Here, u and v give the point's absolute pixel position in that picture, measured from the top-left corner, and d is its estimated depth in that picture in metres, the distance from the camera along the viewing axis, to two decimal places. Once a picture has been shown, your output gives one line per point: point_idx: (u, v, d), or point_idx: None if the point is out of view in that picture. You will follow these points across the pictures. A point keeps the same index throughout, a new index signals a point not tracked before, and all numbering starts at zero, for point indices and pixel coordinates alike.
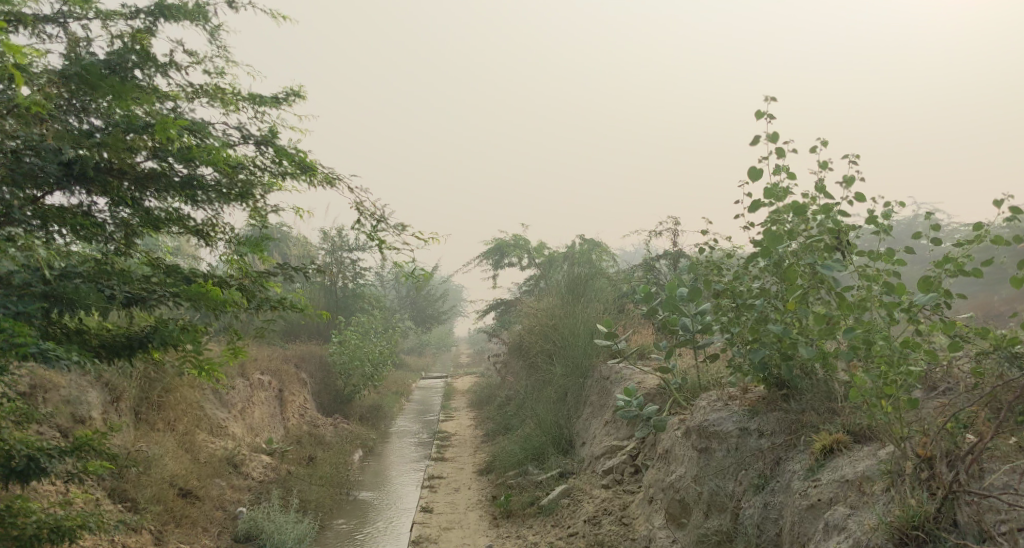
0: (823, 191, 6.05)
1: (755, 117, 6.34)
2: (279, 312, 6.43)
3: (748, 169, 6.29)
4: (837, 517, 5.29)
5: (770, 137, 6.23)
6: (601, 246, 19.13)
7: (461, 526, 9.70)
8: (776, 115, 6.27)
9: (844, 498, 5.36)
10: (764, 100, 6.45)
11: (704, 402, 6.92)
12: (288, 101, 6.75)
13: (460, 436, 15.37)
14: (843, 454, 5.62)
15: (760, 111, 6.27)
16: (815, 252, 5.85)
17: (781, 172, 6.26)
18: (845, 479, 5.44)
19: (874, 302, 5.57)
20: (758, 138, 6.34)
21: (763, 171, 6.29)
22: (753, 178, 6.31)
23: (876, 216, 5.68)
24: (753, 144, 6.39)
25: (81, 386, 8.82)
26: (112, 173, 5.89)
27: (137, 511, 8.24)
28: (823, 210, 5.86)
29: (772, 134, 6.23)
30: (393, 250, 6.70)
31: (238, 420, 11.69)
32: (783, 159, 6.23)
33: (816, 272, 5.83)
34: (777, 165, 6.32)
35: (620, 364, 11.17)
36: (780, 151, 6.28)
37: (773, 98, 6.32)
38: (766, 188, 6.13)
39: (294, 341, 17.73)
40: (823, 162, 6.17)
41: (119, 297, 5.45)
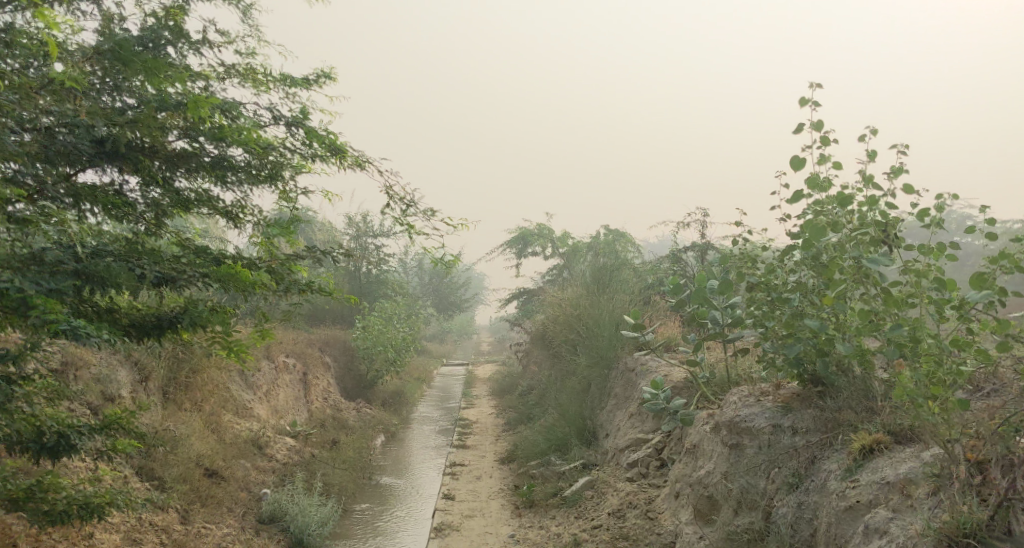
0: (869, 182, 5.92)
1: (799, 105, 6.24)
2: (306, 296, 6.39)
3: (790, 158, 6.18)
4: (878, 520, 5.19)
5: (814, 126, 6.13)
6: (627, 237, 19.00)
7: (484, 514, 9.66)
8: (821, 103, 6.17)
9: (885, 501, 5.26)
10: (809, 88, 6.31)
11: (735, 398, 6.84)
12: (319, 82, 6.67)
13: (482, 424, 15.35)
14: (883, 454, 5.52)
15: (805, 98, 6.15)
16: (860, 245, 5.71)
17: (825, 161, 6.14)
18: (885, 480, 5.33)
19: (923, 298, 5.44)
20: (802, 126, 6.24)
21: (805, 160, 6.18)
22: (796, 167, 6.20)
23: (927, 208, 5.53)
24: (796, 133, 6.28)
25: (110, 364, 8.86)
26: (144, 151, 5.85)
27: (163, 489, 8.26)
28: (869, 201, 5.74)
29: (816, 122, 6.10)
30: (422, 235, 6.62)
31: (263, 402, 11.73)
32: (827, 148, 6.12)
33: (860, 266, 5.71)
34: (821, 154, 6.21)
35: (646, 356, 11.06)
36: (824, 140, 6.16)
37: (818, 86, 6.21)
38: (809, 177, 6.01)
39: (318, 325, 17.78)
40: (870, 151, 6.05)
41: (149, 276, 5.39)
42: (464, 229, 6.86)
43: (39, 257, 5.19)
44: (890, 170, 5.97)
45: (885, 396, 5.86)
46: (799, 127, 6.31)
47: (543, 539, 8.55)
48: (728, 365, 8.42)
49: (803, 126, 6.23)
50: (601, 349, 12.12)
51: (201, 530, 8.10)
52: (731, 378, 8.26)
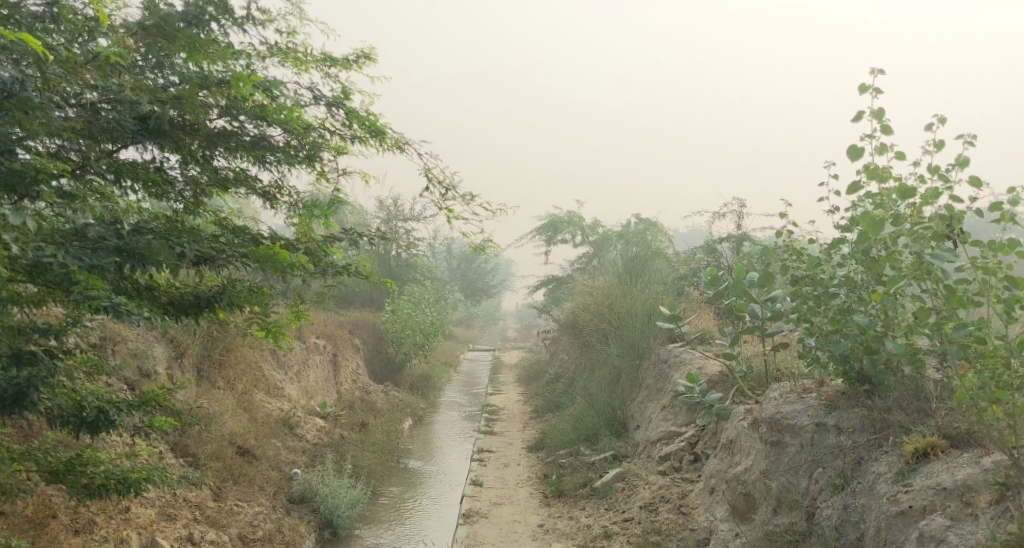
0: (934, 172, 5.73)
1: (859, 92, 6.08)
2: (342, 278, 6.32)
3: (847, 148, 6.05)
4: (934, 527, 5.11)
5: (874, 114, 5.97)
6: (658, 226, 18.82)
7: (512, 502, 9.59)
8: (882, 90, 5.99)
9: (942, 508, 5.18)
10: (870, 73, 6.13)
11: (775, 394, 6.81)
12: (359, 63, 6.53)
13: (509, 411, 15.29)
14: (938, 459, 5.43)
15: (865, 85, 5.98)
16: (923, 241, 5.53)
17: (885, 151, 5.99)
18: (942, 487, 5.25)
19: (990, 297, 5.26)
20: (862, 114, 6.08)
21: (864, 150, 6.04)
22: (854, 157, 6.06)
23: (1000, 202, 5.34)
24: (855, 121, 6.13)
25: (147, 340, 8.90)
26: (185, 130, 5.80)
27: (197, 466, 8.30)
28: (932, 193, 5.58)
29: (876, 110, 5.94)
30: (460, 220, 6.50)
31: (294, 382, 11.75)
32: (887, 138, 5.96)
33: (922, 262, 5.55)
34: (882, 143, 6.05)
35: (680, 347, 10.92)
36: (885, 129, 6.00)
37: (880, 73, 6.03)
38: (868, 167, 5.87)
39: (349, 307, 17.81)
40: (935, 140, 5.86)
41: (190, 255, 5.35)
42: (503, 215, 6.75)
43: (82, 233, 5.19)
44: (957, 159, 5.78)
45: (943, 399, 5.75)
46: (858, 114, 6.15)
47: (573, 530, 8.48)
48: (765, 360, 8.31)
49: (863, 114, 6.07)
50: (633, 339, 11.99)
51: (233, 508, 8.12)
52: (770, 374, 8.17)
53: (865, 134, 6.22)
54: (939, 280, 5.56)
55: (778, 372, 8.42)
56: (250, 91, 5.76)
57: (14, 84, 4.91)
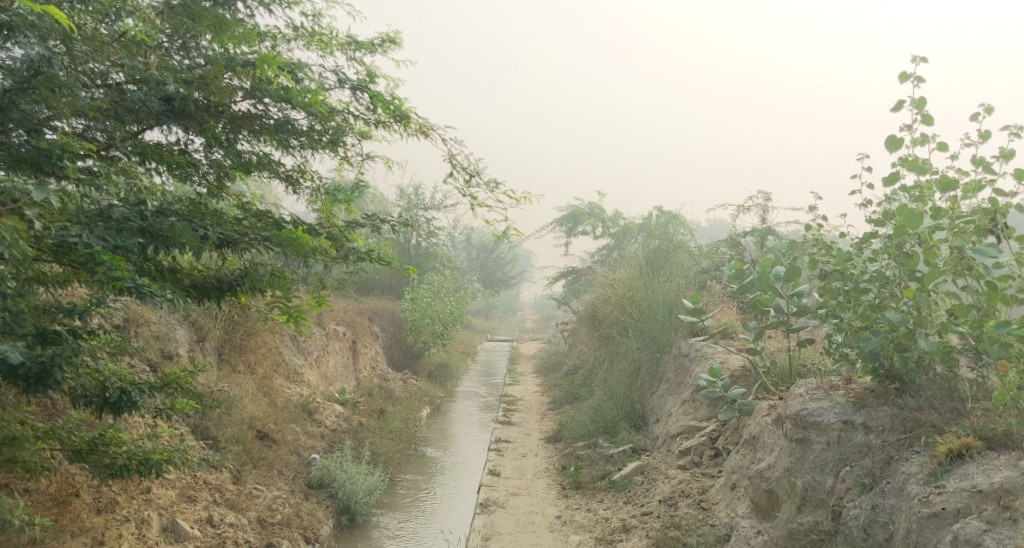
0: (978, 164, 5.64)
1: (900, 79, 5.96)
2: (364, 264, 6.24)
3: (886, 139, 5.96)
4: (970, 531, 5.04)
5: (915, 104, 5.86)
6: (680, 219, 18.70)
7: (530, 493, 9.53)
8: (924, 79, 5.88)
9: (978, 511, 5.11)
10: (911, 60, 6.01)
11: (801, 391, 6.75)
12: (383, 47, 6.44)
13: (527, 402, 15.23)
14: (973, 461, 5.35)
15: (906, 74, 5.87)
16: (964, 237, 5.49)
17: (926, 142, 5.89)
18: (978, 489, 5.17)
19: None
20: (902, 103, 5.97)
21: (904, 140, 5.94)
22: (893, 148, 5.97)
23: None
24: (895, 110, 6.02)
25: (169, 323, 8.90)
26: (210, 111, 5.75)
27: (218, 449, 8.30)
28: (976, 187, 5.50)
29: (917, 100, 5.83)
30: (484, 207, 6.42)
31: (314, 367, 11.75)
32: (929, 128, 5.85)
33: (963, 257, 5.48)
34: (923, 134, 5.94)
35: (701, 341, 10.80)
36: (926, 119, 5.89)
37: (922, 61, 5.91)
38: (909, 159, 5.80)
39: (368, 295, 17.78)
40: (980, 131, 5.76)
41: (212, 238, 5.29)
42: (528, 203, 6.66)
43: (105, 213, 5.14)
44: (1002, 151, 5.68)
45: (974, 398, 5.79)
46: (898, 103, 6.04)
47: (592, 522, 8.41)
48: (790, 355, 8.22)
49: (903, 103, 5.97)
50: (654, 332, 11.88)
51: (252, 491, 8.11)
52: (795, 370, 8.16)
53: (905, 124, 6.12)
54: (980, 277, 5.50)
55: (803, 367, 8.34)
56: (275, 72, 5.68)
57: (39, 61, 4.94)
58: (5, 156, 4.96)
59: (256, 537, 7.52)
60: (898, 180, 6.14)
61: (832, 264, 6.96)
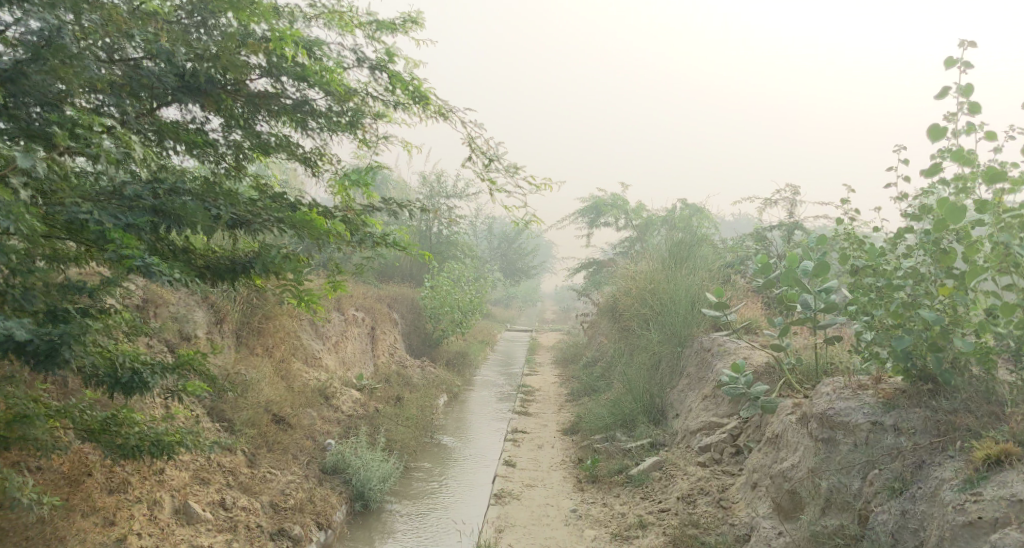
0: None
1: (946, 65, 5.74)
2: (380, 250, 6.10)
3: (929, 127, 5.75)
4: (1008, 541, 4.90)
5: (962, 91, 5.64)
6: (704, 212, 18.49)
7: (545, 485, 9.40)
8: (972, 65, 5.66)
9: (1016, 520, 4.96)
10: (959, 44, 5.79)
11: (828, 390, 6.72)
12: (405, 27, 6.30)
13: (544, 393, 15.10)
14: (1013, 468, 5.20)
15: (953, 60, 5.65)
16: (1010, 231, 5.47)
17: (971, 131, 5.68)
18: (1016, 498, 5.03)
19: None
20: (948, 90, 5.76)
21: (948, 129, 5.73)
22: (936, 138, 5.76)
23: None
24: (939, 97, 5.81)
25: (188, 305, 8.83)
26: (226, 90, 5.62)
27: (232, 432, 8.23)
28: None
29: (964, 88, 5.62)
30: (503, 193, 6.28)
31: (332, 352, 11.68)
32: (976, 117, 5.63)
33: (1008, 253, 5.45)
34: (969, 122, 5.72)
35: (724, 336, 10.62)
36: (972, 107, 5.66)
37: (970, 47, 5.69)
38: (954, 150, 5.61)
39: (388, 281, 17.69)
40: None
41: (224, 217, 5.16)
42: (548, 190, 6.50)
43: (118, 191, 5.05)
44: None
45: (1010, 402, 5.67)
46: (943, 90, 5.82)
47: (607, 517, 8.27)
48: (816, 353, 8.12)
49: (949, 90, 5.75)
50: (676, 325, 11.70)
51: (266, 475, 8.03)
52: (820, 368, 8.08)
53: (948, 111, 5.91)
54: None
55: (828, 366, 8.21)
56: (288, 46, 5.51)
57: (51, 31, 4.82)
58: (17, 130, 4.85)
59: (268, 522, 7.43)
60: (940, 171, 5.95)
61: (863, 260, 6.86)
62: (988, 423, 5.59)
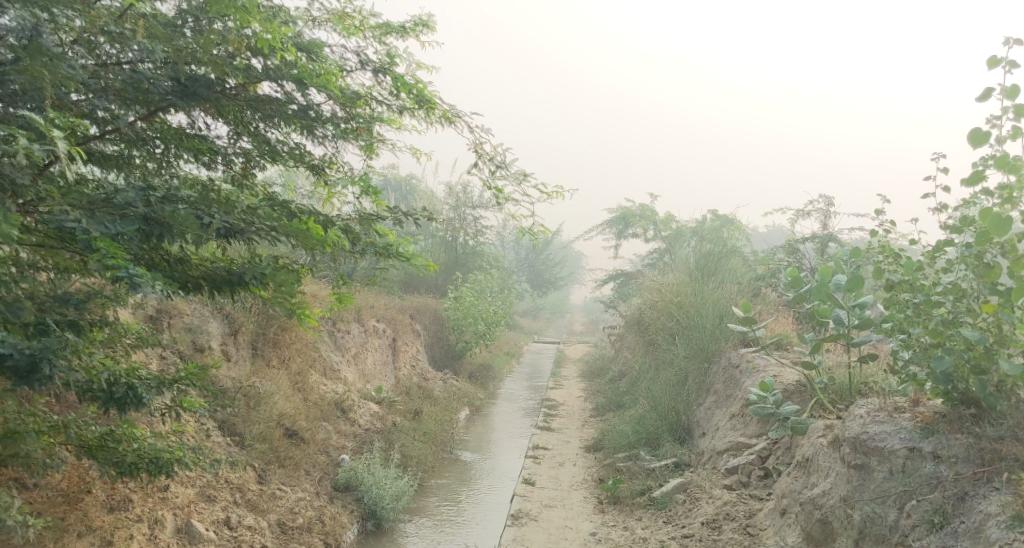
0: None
1: (989, 65, 5.36)
2: (386, 260, 5.82)
3: (971, 132, 5.37)
4: None
5: (1006, 92, 5.25)
6: (734, 224, 18.08)
7: (565, 505, 9.05)
8: (1017, 64, 5.27)
9: None
10: (1002, 42, 5.41)
11: (862, 412, 6.44)
12: (415, 30, 5.99)
13: (568, 407, 14.73)
14: None
15: (997, 59, 5.28)
16: None
17: (1017, 136, 5.29)
18: None
19: None
20: (991, 92, 5.37)
21: (991, 134, 5.34)
22: (978, 143, 5.38)
23: None
24: (982, 99, 5.43)
25: (203, 315, 8.56)
26: (225, 95, 5.31)
27: (243, 447, 7.93)
28: None
29: (1009, 89, 5.23)
30: (511, 201, 5.97)
31: (351, 364, 11.41)
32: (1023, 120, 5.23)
33: None
34: (1014, 126, 5.33)
35: (752, 352, 10.23)
36: (1018, 110, 5.27)
37: (1015, 45, 5.30)
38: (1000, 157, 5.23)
39: (411, 292, 17.39)
40: None
41: (215, 226, 4.90)
42: (559, 197, 6.19)
43: (110, 198, 4.78)
44: None
45: None
46: (986, 91, 5.44)
47: (628, 541, 7.91)
48: (849, 372, 7.82)
49: (991, 92, 5.37)
50: (702, 341, 11.30)
51: (276, 491, 7.71)
52: (853, 387, 7.79)
53: (993, 114, 5.52)
54: None
55: (862, 385, 7.86)
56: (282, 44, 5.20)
57: (29, 30, 4.52)
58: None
59: (274, 542, 7.13)
60: (983, 179, 5.56)
61: (900, 275, 6.53)
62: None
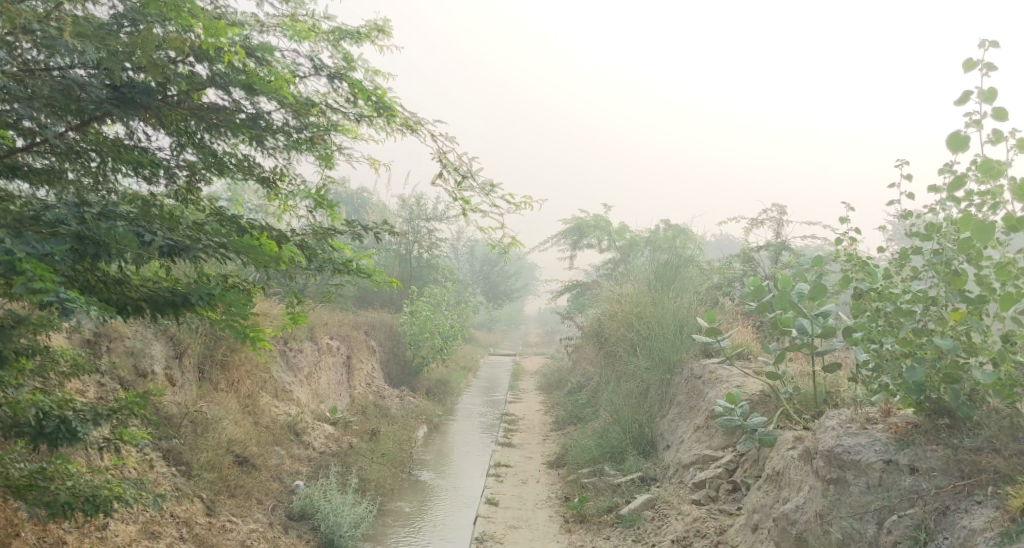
0: None
1: (966, 68, 5.24)
2: (345, 277, 5.50)
3: (951, 136, 5.22)
4: None
5: (985, 96, 5.12)
6: (689, 232, 18.00)
7: (530, 526, 8.77)
8: (994, 67, 5.15)
9: None
10: (979, 45, 5.28)
11: (833, 423, 6.28)
12: (370, 35, 5.70)
13: (529, 421, 14.46)
14: None
15: (974, 62, 5.15)
16: None
17: (998, 140, 5.15)
18: None
19: None
20: (969, 95, 5.24)
21: (970, 138, 5.20)
22: (958, 148, 5.24)
23: None
24: (960, 103, 5.29)
25: (145, 337, 8.12)
26: (166, 103, 4.97)
27: (190, 477, 7.50)
28: None
29: (988, 92, 5.11)
30: (479, 212, 5.69)
31: (304, 385, 11.02)
32: (1003, 124, 5.11)
33: None
34: (994, 130, 5.20)
35: (715, 362, 10.08)
36: (997, 114, 5.14)
37: (991, 47, 5.18)
38: (982, 160, 5.07)
39: (365, 308, 16.98)
40: None
41: (158, 243, 4.55)
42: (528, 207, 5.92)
43: (40, 215, 4.46)
44: None
45: None
46: (964, 95, 5.30)
47: None
48: (815, 381, 7.68)
49: (969, 95, 5.23)
50: (664, 351, 11.08)
51: (226, 524, 7.30)
52: (819, 396, 7.65)
53: (971, 118, 5.39)
54: None
55: (828, 395, 7.72)
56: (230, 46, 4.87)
57: None
58: None
59: None
60: (965, 184, 5.41)
61: (869, 282, 6.38)
62: (1018, 465, 5.18)
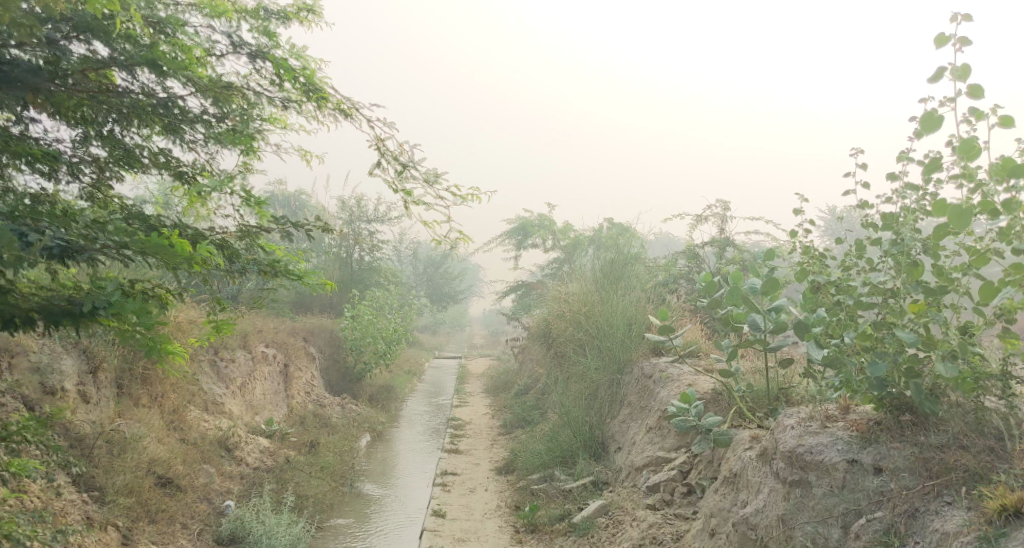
0: None
1: (938, 44, 4.99)
2: (275, 280, 5.07)
3: (925, 115, 4.98)
4: None
5: (959, 73, 4.89)
6: (633, 230, 17.73)
7: (479, 538, 8.38)
8: (967, 43, 4.92)
9: None
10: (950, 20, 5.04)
11: (792, 422, 5.98)
12: (297, 14, 5.26)
13: (475, 426, 14.04)
14: None
15: (947, 37, 4.91)
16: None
17: (975, 118, 4.91)
18: None
19: None
20: (942, 73, 5.00)
21: (943, 117, 4.96)
22: (931, 129, 4.99)
23: None
24: (933, 81, 5.05)
25: (54, 351, 7.52)
26: (57, 85, 4.47)
27: (103, 503, 6.92)
28: None
29: (962, 68, 4.88)
30: (422, 205, 5.32)
31: (236, 396, 10.47)
32: (978, 102, 4.88)
33: None
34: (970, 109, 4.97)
35: (665, 361, 9.80)
36: (972, 91, 4.90)
37: (964, 20, 4.94)
38: (961, 140, 4.82)
39: (303, 313, 16.41)
40: None
41: (43, 243, 4.07)
42: (474, 199, 5.56)
43: None
44: None
45: (1004, 437, 5.10)
46: (937, 72, 5.05)
47: None
48: (769, 378, 7.42)
49: (942, 72, 4.99)
50: (613, 350, 10.75)
51: None
52: (772, 393, 7.38)
53: (941, 99, 5.15)
54: None
55: (781, 391, 7.47)
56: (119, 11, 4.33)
57: None
58: None
59: None
60: (940, 167, 5.15)
61: (825, 274, 6.12)
62: (988, 463, 4.98)
